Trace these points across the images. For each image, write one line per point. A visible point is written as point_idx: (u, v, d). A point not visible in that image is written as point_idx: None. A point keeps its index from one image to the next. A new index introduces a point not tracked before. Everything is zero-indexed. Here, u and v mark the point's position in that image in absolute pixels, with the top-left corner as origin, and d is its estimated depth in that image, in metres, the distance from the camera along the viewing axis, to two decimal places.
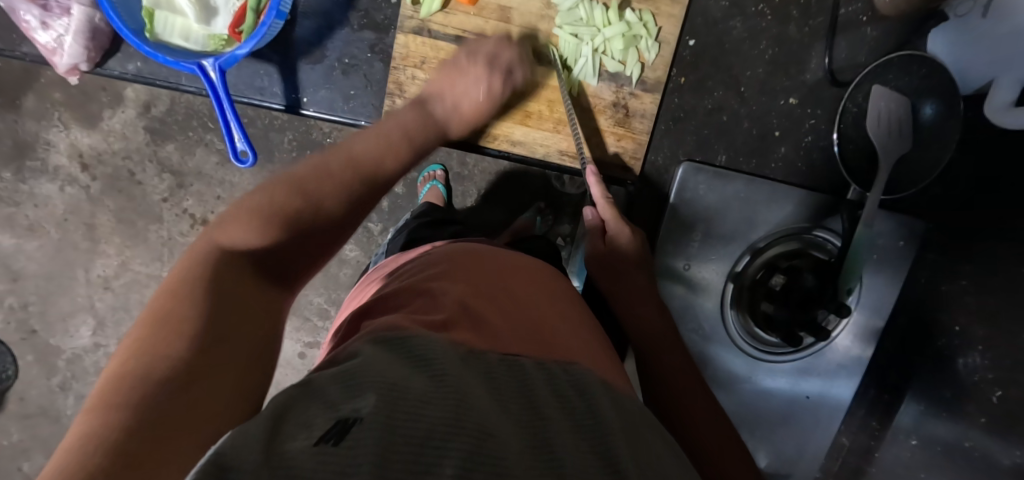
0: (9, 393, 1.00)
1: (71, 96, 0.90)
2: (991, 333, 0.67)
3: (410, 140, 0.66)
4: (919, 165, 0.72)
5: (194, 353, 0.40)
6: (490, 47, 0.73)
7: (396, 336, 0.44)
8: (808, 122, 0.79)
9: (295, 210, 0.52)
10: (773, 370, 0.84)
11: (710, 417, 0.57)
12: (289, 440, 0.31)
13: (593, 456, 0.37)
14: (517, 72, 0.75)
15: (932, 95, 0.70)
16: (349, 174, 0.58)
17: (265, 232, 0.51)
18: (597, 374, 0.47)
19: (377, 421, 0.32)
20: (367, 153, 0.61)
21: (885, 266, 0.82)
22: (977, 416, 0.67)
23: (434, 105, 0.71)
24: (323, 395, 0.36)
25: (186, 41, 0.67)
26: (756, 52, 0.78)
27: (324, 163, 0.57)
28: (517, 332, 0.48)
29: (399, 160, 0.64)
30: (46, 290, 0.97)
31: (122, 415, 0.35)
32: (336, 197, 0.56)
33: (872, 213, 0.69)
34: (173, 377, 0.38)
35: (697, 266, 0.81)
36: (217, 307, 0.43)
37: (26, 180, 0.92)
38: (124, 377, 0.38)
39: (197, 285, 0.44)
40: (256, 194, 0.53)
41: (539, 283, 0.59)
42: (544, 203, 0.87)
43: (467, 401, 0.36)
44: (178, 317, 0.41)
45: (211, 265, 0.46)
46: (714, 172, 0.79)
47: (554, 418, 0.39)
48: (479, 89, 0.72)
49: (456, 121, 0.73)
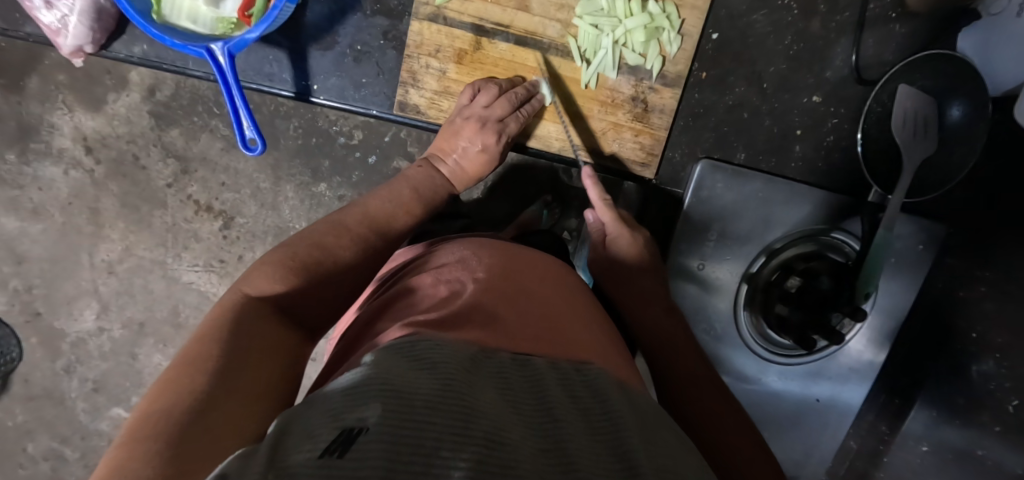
0: (13, 375, 1.00)
1: (76, 79, 0.88)
2: (1010, 341, 0.66)
3: (420, 195, 0.70)
4: (943, 169, 0.70)
5: (215, 383, 0.42)
6: (480, 107, 0.73)
7: (403, 339, 0.42)
8: (830, 121, 0.77)
9: (315, 262, 0.57)
10: (783, 372, 0.83)
11: (727, 421, 0.54)
12: (293, 454, 0.30)
13: (608, 458, 0.35)
14: (511, 120, 0.74)
15: (959, 95, 0.68)
16: (365, 230, 0.63)
17: (288, 279, 0.54)
18: (611, 373, 0.45)
19: (383, 431, 0.31)
20: (382, 209, 0.65)
21: (903, 269, 0.80)
22: (991, 424, 0.66)
23: (440, 166, 0.74)
24: (328, 404, 0.35)
25: (194, 24, 0.65)
26: (779, 47, 0.76)
27: (341, 221, 0.62)
28: (528, 330, 0.47)
29: (412, 216, 0.68)
30: (50, 274, 0.96)
31: (147, 447, 0.36)
32: (350, 250, 0.60)
33: (894, 217, 0.66)
34: (195, 410, 0.39)
35: (712, 266, 0.80)
36: (237, 347, 0.46)
37: (30, 163, 0.91)
38: (150, 413, 0.39)
39: (220, 328, 0.47)
40: (279, 250, 0.57)
41: (552, 277, 0.57)
42: (550, 196, 0.84)
43: (476, 407, 0.35)
44: (201, 355, 0.44)
45: (234, 312, 0.49)
46: (732, 170, 0.77)
47: (567, 420, 0.38)
48: (474, 148, 0.73)
49: (460, 180, 0.75)
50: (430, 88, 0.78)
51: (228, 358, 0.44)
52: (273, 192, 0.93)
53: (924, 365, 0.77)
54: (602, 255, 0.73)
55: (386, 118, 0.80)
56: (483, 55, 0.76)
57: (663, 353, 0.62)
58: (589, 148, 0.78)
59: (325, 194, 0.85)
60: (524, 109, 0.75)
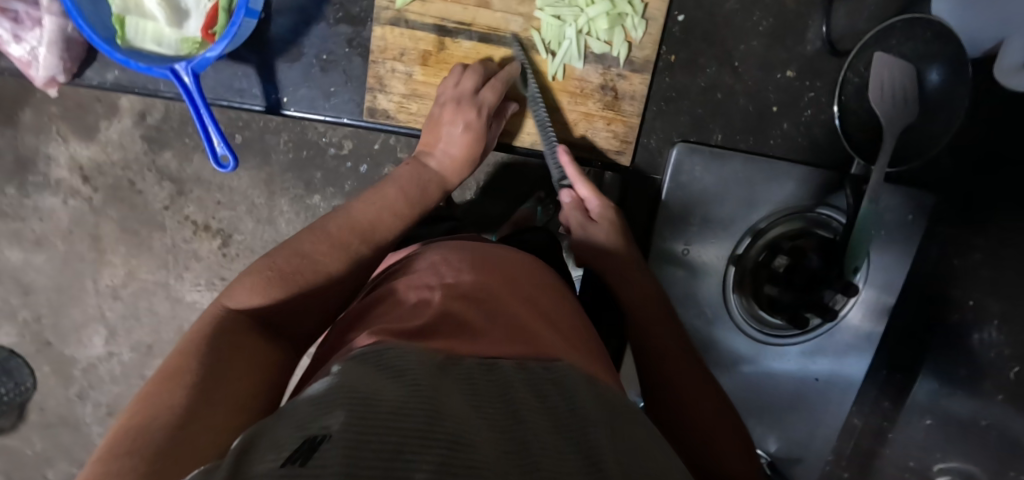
0: (29, 403, 1.01)
1: (67, 109, 0.89)
2: (1007, 308, 0.65)
3: (408, 197, 0.67)
4: (922, 137, 0.69)
5: (193, 398, 0.41)
6: (452, 88, 0.72)
7: (371, 349, 0.42)
8: (807, 95, 0.76)
9: (296, 272, 0.55)
10: (779, 352, 0.82)
11: (705, 406, 0.56)
12: (257, 464, 0.30)
13: (575, 456, 0.35)
14: (487, 90, 0.72)
15: (936, 60, 0.66)
16: (350, 237, 0.61)
17: (270, 292, 0.53)
18: (582, 372, 0.45)
19: (347, 435, 0.31)
20: (367, 214, 0.63)
21: (893, 241, 0.78)
22: (995, 392, 0.65)
23: (427, 162, 0.71)
24: (295, 415, 0.35)
25: (159, 45, 0.66)
26: (749, 24, 0.75)
27: (323, 226, 0.60)
28: (497, 334, 0.46)
29: (400, 219, 0.65)
30: (57, 302, 0.97)
31: (123, 459, 0.35)
32: (337, 259, 0.58)
33: (878, 189, 0.65)
34: (173, 422, 0.39)
35: (697, 249, 0.79)
36: (218, 360, 0.45)
37: (30, 194, 0.92)
38: (125, 428, 0.38)
39: (199, 344, 0.46)
40: (258, 264, 0.56)
41: (527, 280, 0.57)
42: (544, 193, 0.93)
43: (442, 410, 0.35)
44: (180, 370, 0.43)
45: (214, 328, 0.49)
46: (709, 152, 0.76)
47: (533, 420, 0.37)
48: (457, 129, 0.71)
49: (451, 171, 0.72)
50: (398, 92, 0.77)
51: (206, 373, 0.44)
52: (269, 207, 0.93)
53: (923, 337, 0.75)
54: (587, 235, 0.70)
55: (357, 125, 0.80)
56: (448, 55, 0.76)
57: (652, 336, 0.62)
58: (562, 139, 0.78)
59: (319, 206, 0.94)
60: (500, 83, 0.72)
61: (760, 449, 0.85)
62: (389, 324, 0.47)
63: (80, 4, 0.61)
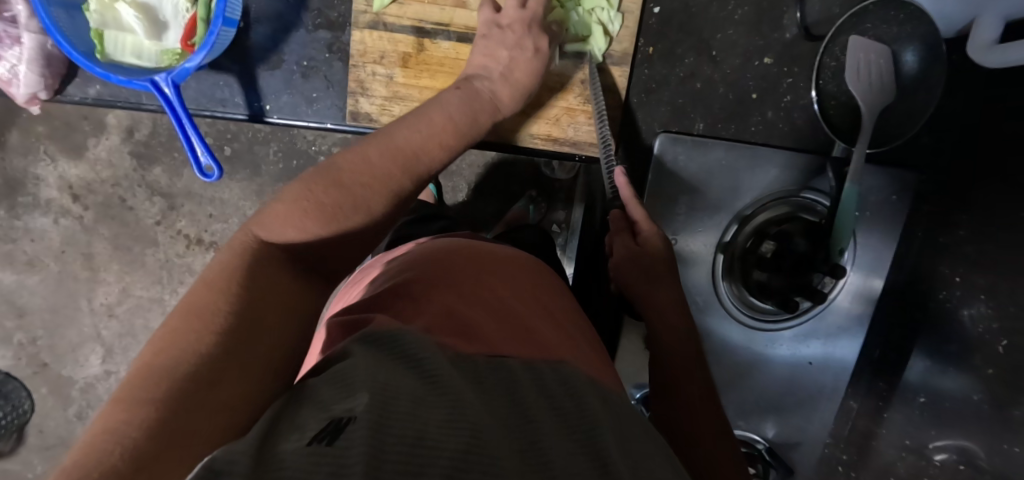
0: (27, 426, 1.00)
1: (54, 129, 0.89)
2: (992, 281, 0.63)
3: (455, 126, 0.62)
4: (905, 116, 0.72)
5: (222, 350, 0.38)
6: (516, 8, 0.70)
7: (384, 332, 0.41)
8: (786, 81, 0.76)
9: (337, 206, 0.49)
10: (773, 338, 0.84)
11: (699, 399, 0.59)
12: (281, 444, 0.30)
13: (584, 457, 0.35)
14: (532, 1, 0.71)
15: (912, 40, 0.70)
16: (393, 167, 0.54)
17: (305, 227, 0.47)
18: (587, 373, 0.45)
19: (370, 418, 0.30)
20: (411, 142, 0.57)
21: (877, 222, 0.81)
22: (984, 367, 0.63)
23: (476, 83, 0.68)
24: (317, 399, 0.35)
25: (139, 58, 0.68)
26: (725, 13, 0.75)
27: (363, 152, 0.53)
28: (504, 332, 0.46)
29: (445, 150, 0.60)
30: (52, 323, 0.97)
31: (145, 414, 0.34)
32: (381, 196, 0.52)
33: (859, 169, 0.69)
34: (200, 376, 0.36)
35: (685, 239, 0.80)
36: (253, 304, 0.41)
37: (21, 216, 0.92)
38: (153, 369, 0.37)
39: (233, 279, 0.42)
40: (298, 186, 0.50)
41: (532, 284, 0.57)
42: (536, 192, 0.95)
43: (462, 401, 0.35)
44: (209, 308, 0.40)
45: (248, 259, 0.44)
46: (692, 141, 0.78)
47: (543, 418, 0.37)
48: (529, 51, 0.70)
49: (509, 96, 0.69)
50: (380, 95, 0.77)
51: (239, 320, 0.40)
52: None
53: (915, 317, 0.75)
54: (634, 251, 0.68)
55: (342, 130, 0.79)
56: (428, 56, 0.76)
57: (657, 324, 0.65)
58: (546, 135, 0.78)
59: None
60: (537, 25, 0.71)
61: (757, 437, 0.86)
62: (394, 316, 0.46)
63: (57, 20, 0.62)
